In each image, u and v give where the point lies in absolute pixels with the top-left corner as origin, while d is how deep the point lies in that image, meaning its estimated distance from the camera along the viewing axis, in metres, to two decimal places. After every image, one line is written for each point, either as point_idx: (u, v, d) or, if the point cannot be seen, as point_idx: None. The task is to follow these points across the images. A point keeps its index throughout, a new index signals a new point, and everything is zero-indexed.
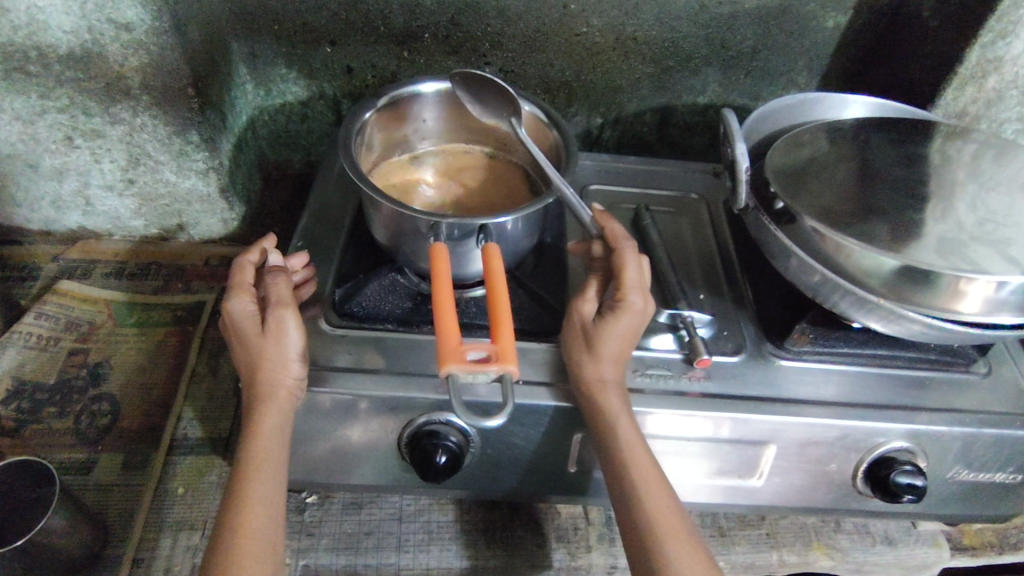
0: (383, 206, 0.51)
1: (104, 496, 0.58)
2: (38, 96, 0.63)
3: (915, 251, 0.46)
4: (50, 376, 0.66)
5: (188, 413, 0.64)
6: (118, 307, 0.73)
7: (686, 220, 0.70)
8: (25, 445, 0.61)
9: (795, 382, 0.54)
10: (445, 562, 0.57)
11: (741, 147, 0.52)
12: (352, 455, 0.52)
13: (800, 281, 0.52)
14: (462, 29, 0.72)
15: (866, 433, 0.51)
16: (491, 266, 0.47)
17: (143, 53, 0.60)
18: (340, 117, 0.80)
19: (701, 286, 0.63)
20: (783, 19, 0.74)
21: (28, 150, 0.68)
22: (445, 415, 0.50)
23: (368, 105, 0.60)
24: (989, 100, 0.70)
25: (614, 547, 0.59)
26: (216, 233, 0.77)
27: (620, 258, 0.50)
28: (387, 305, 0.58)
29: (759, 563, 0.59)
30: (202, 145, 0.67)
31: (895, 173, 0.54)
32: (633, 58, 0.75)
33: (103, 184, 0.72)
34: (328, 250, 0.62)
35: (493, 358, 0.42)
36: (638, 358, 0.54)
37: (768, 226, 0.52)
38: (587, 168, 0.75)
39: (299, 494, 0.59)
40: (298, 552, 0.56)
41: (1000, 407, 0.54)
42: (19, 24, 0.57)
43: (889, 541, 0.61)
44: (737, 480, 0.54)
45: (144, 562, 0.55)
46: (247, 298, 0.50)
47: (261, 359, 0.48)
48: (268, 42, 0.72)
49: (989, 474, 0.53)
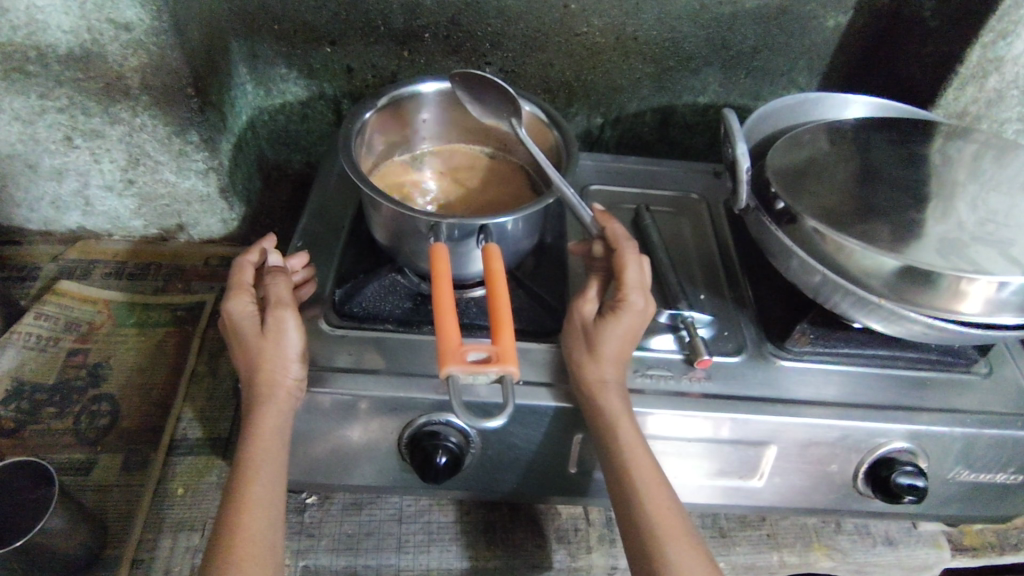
0: (384, 205, 0.51)
1: (104, 497, 0.58)
2: (37, 96, 0.63)
3: (916, 251, 0.46)
4: (49, 376, 0.66)
5: (187, 413, 0.64)
6: (118, 308, 0.73)
7: (687, 220, 0.70)
8: (25, 445, 0.61)
9: (796, 383, 0.54)
10: (446, 562, 0.57)
11: (742, 147, 0.52)
12: (352, 455, 0.52)
13: (801, 281, 0.51)
14: (463, 29, 0.71)
15: (867, 434, 0.51)
16: (491, 266, 0.47)
17: (143, 53, 0.60)
18: (339, 117, 0.80)
19: (702, 286, 0.63)
20: (783, 19, 0.74)
21: (27, 150, 0.68)
22: (445, 416, 0.50)
23: (368, 105, 0.60)
24: (990, 100, 0.70)
25: (615, 547, 0.59)
26: (216, 233, 0.77)
27: (621, 258, 0.50)
28: (387, 305, 0.58)
29: (760, 564, 0.59)
30: (202, 145, 0.67)
31: (895, 173, 0.54)
32: (634, 58, 0.75)
33: (103, 184, 0.72)
34: (328, 250, 0.62)
35: (493, 358, 0.42)
36: (638, 359, 0.54)
37: (768, 226, 0.52)
38: (587, 168, 0.75)
39: (299, 495, 0.59)
40: (297, 553, 0.56)
41: (1000, 408, 0.53)
42: (18, 24, 0.57)
43: (890, 542, 0.61)
44: (738, 481, 0.54)
45: (144, 562, 0.54)
46: (247, 297, 0.50)
47: (260, 359, 0.48)
48: (268, 42, 0.72)
49: (989, 475, 0.53)
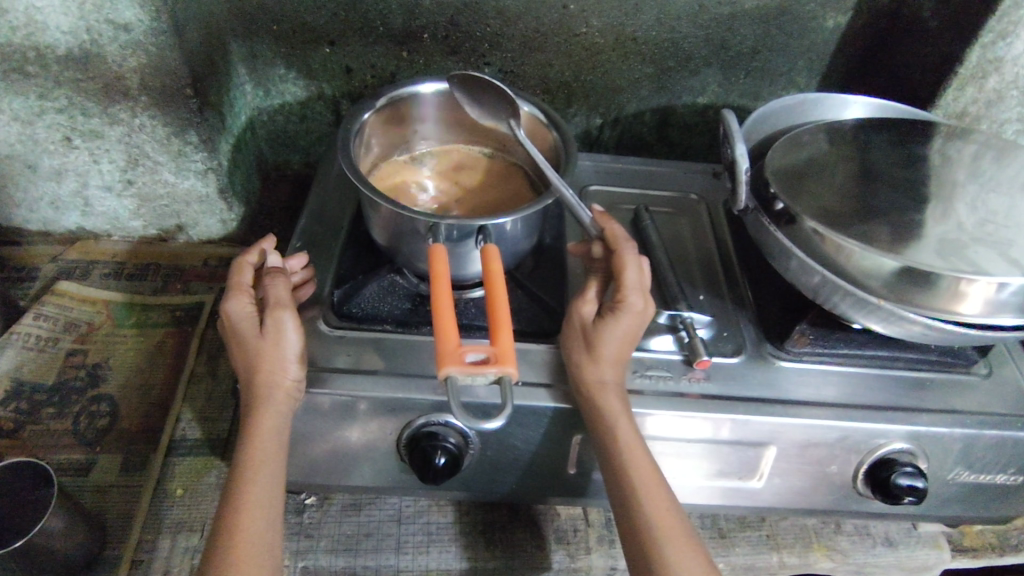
0: (383, 206, 0.51)
1: (103, 497, 0.58)
2: (36, 96, 0.63)
3: (915, 252, 0.46)
4: (48, 377, 0.66)
5: (187, 414, 0.64)
6: (117, 308, 0.73)
7: (686, 220, 0.70)
8: (24, 446, 0.61)
9: (795, 383, 0.54)
10: (445, 563, 0.57)
11: (741, 147, 0.51)
12: (351, 456, 0.52)
13: (800, 282, 0.51)
14: (462, 29, 0.71)
15: (867, 435, 0.50)
16: (491, 267, 0.47)
17: (142, 53, 0.60)
18: (339, 117, 0.80)
19: (701, 287, 0.63)
20: (783, 19, 0.73)
21: (27, 150, 0.68)
22: (444, 416, 0.50)
23: (367, 105, 0.60)
24: (989, 101, 0.70)
25: (614, 548, 0.59)
26: (216, 233, 0.77)
27: (620, 258, 0.50)
28: (386, 306, 0.58)
29: (759, 565, 0.59)
30: (201, 145, 0.67)
31: (895, 173, 0.54)
32: (633, 59, 0.75)
33: (102, 184, 0.72)
34: (327, 250, 0.62)
35: (492, 359, 0.41)
36: (637, 359, 0.54)
37: (767, 226, 0.52)
38: (587, 168, 0.75)
39: (298, 496, 0.59)
40: (296, 554, 0.56)
41: (1000, 408, 0.53)
42: (17, 24, 0.57)
43: (890, 543, 0.61)
44: (737, 481, 0.54)
45: (143, 563, 0.54)
46: (246, 298, 0.50)
47: (259, 360, 0.48)
48: (267, 42, 0.72)
49: (989, 475, 0.53)
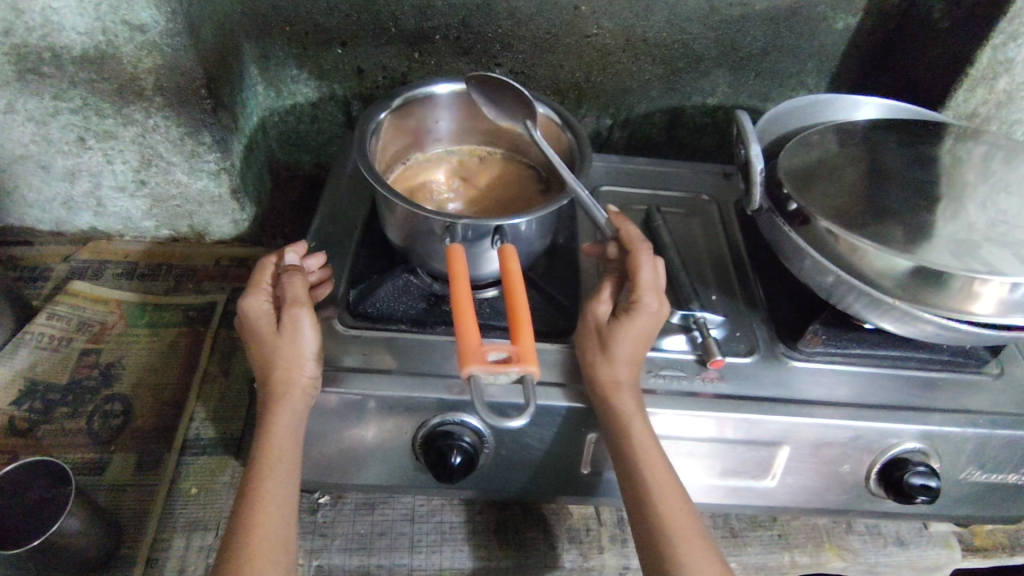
0: (398, 206, 0.51)
1: (117, 496, 0.59)
2: (51, 97, 0.63)
3: (928, 251, 0.46)
4: (62, 376, 0.67)
5: (200, 413, 0.64)
6: (129, 308, 0.73)
7: (697, 220, 0.71)
8: (39, 445, 0.62)
9: (810, 384, 0.54)
10: (457, 562, 0.57)
11: (756, 148, 0.52)
12: (366, 455, 0.52)
13: (814, 282, 0.52)
14: (474, 30, 0.72)
15: (879, 434, 0.51)
16: (508, 267, 0.47)
17: (157, 55, 0.60)
18: (350, 118, 0.81)
19: (713, 287, 0.63)
20: (793, 20, 0.74)
21: (40, 151, 0.68)
22: (460, 415, 0.50)
23: (383, 105, 0.60)
24: (1000, 101, 0.70)
25: (626, 547, 0.59)
26: (227, 234, 0.78)
27: (635, 259, 0.50)
28: (401, 305, 0.58)
29: (771, 564, 0.59)
30: (214, 146, 0.68)
31: (907, 174, 0.55)
32: (643, 59, 0.75)
33: (115, 184, 0.72)
34: (342, 250, 0.62)
35: (514, 358, 0.42)
36: (650, 359, 0.55)
37: (781, 227, 0.52)
38: (598, 168, 0.75)
39: (312, 495, 0.60)
40: (311, 553, 0.56)
41: (1013, 408, 0.54)
42: (33, 26, 0.58)
43: (901, 542, 0.61)
44: (750, 480, 0.54)
45: (157, 562, 0.55)
46: (264, 297, 0.50)
47: (276, 359, 0.48)
48: (280, 42, 0.73)
49: (1001, 475, 0.53)
